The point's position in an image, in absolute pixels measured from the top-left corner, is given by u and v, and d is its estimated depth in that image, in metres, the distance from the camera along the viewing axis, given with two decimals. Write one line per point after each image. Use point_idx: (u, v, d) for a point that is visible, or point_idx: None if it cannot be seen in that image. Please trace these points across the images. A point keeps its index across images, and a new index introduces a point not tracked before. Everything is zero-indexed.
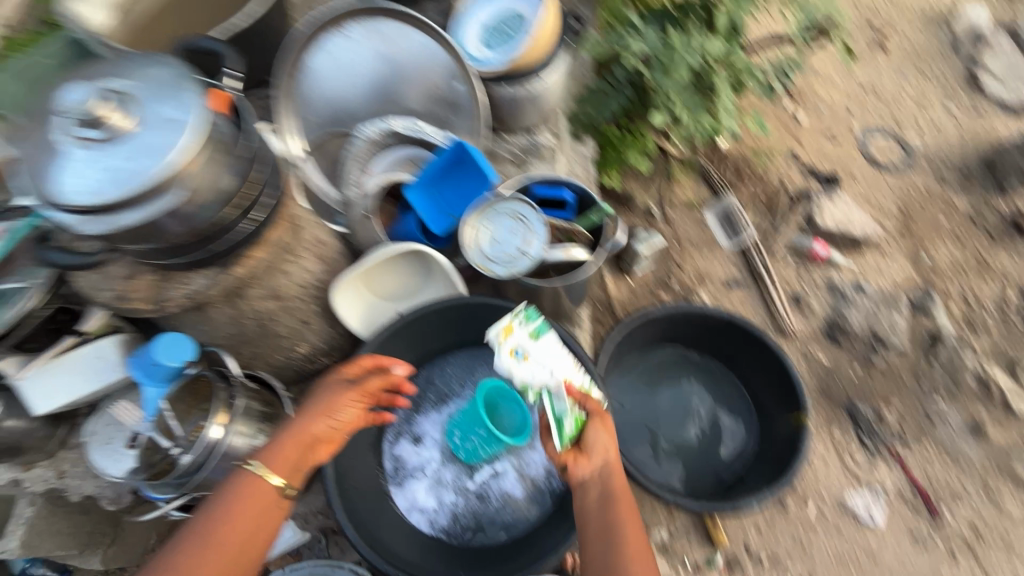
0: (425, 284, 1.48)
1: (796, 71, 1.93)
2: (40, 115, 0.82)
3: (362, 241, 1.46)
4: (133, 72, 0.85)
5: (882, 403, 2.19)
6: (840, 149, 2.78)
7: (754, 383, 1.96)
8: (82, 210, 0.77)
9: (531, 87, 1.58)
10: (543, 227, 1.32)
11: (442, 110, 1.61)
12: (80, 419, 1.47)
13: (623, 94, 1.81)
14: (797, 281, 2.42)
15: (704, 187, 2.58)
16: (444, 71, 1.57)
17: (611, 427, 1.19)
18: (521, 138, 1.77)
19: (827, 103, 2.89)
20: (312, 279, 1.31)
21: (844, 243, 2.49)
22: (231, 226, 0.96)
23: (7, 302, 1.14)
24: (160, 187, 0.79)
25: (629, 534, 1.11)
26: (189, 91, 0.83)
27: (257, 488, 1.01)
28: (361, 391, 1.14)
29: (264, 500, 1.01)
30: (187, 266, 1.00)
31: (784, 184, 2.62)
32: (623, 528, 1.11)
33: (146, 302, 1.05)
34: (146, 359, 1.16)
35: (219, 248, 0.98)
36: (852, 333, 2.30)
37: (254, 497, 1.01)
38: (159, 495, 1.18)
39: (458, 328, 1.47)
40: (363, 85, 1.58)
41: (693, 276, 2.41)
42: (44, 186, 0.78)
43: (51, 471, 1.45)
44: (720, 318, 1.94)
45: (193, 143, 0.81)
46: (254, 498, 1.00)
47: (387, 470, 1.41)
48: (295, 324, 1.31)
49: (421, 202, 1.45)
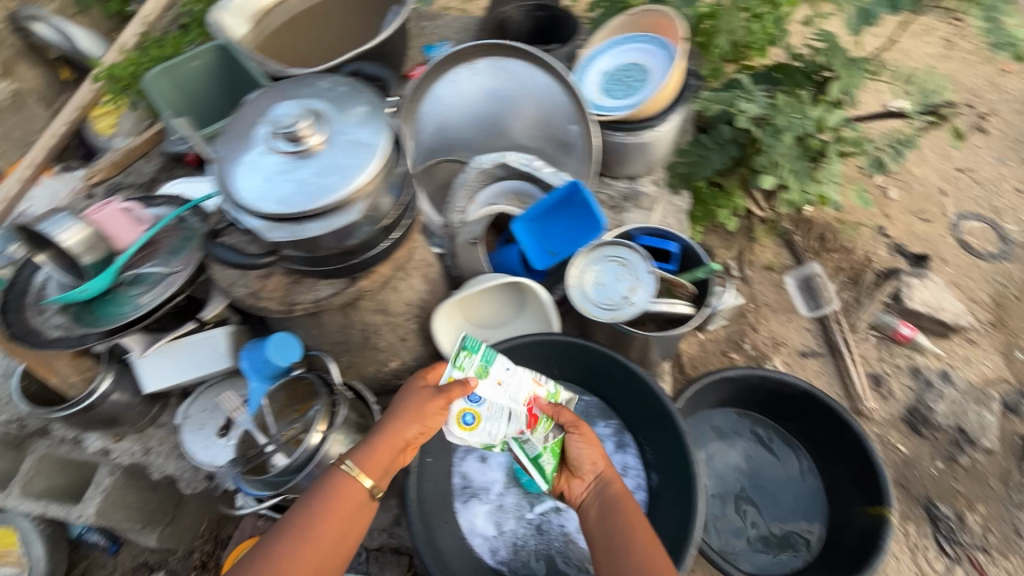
0: (518, 315, 1.50)
1: (910, 149, 1.82)
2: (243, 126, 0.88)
3: (463, 266, 1.50)
4: (332, 97, 0.90)
5: (965, 506, 2.03)
6: (932, 230, 2.67)
7: (829, 464, 1.87)
8: (271, 217, 0.79)
9: (643, 137, 1.60)
10: (650, 277, 1.31)
11: (552, 149, 1.66)
12: (174, 400, 1.53)
13: (727, 152, 1.83)
14: (878, 361, 2.31)
15: (785, 252, 2.53)
16: (560, 113, 1.62)
17: (593, 436, 1.19)
18: (622, 185, 1.80)
19: (919, 182, 2.80)
20: (417, 299, 1.34)
21: (932, 327, 2.37)
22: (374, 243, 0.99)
23: (150, 285, 1.16)
24: (344, 204, 0.81)
25: (633, 540, 1.05)
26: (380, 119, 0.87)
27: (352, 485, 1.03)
28: (447, 400, 1.09)
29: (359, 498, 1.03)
30: (322, 274, 1.06)
31: (872, 258, 2.52)
32: (629, 525, 1.07)
33: (275, 302, 1.09)
34: (257, 354, 1.21)
35: (356, 263, 1.03)
36: (935, 425, 2.16)
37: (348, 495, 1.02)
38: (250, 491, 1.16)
39: (544, 363, 1.45)
40: (480, 117, 1.66)
41: (767, 341, 2.34)
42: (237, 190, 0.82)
43: (138, 446, 1.50)
44: (799, 389, 1.87)
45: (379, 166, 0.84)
46: (350, 494, 1.02)
47: (453, 486, 1.32)
48: (394, 340, 1.34)
49: (524, 235, 1.46)
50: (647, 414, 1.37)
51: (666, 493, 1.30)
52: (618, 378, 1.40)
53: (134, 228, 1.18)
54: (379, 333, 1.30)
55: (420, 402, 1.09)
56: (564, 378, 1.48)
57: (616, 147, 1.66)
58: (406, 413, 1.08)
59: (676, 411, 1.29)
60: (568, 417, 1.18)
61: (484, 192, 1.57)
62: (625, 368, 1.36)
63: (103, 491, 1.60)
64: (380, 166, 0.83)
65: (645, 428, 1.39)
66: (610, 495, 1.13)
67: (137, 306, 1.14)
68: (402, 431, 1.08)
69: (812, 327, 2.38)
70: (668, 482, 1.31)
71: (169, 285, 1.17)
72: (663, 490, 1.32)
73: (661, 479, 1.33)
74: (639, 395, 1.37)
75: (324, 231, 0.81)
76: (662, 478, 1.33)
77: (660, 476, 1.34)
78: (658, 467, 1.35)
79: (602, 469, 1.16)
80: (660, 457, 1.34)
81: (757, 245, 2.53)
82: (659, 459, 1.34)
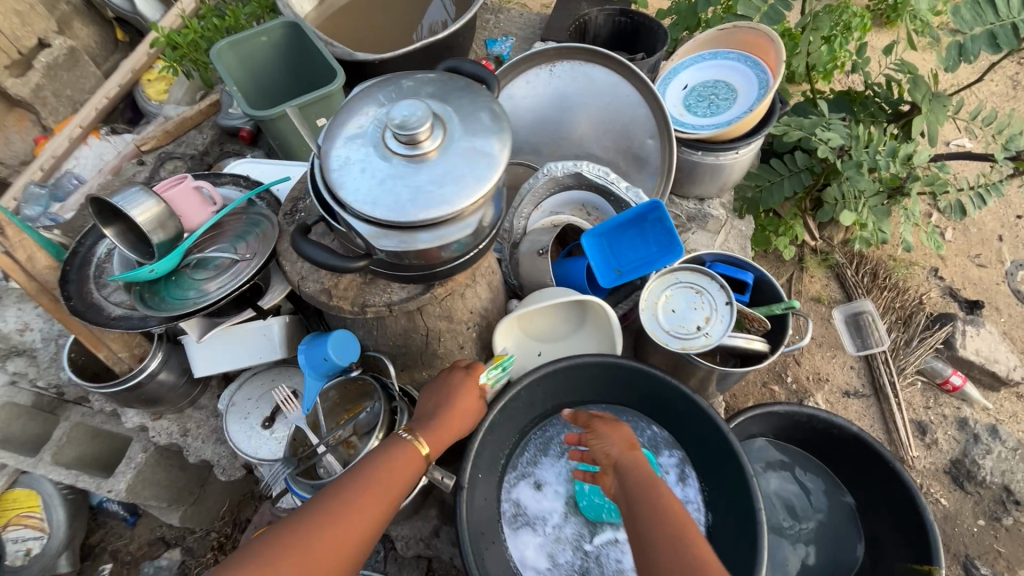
0: (578, 333, 1.45)
1: (995, 196, 1.74)
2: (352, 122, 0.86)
3: (525, 276, 1.45)
4: (444, 99, 0.88)
5: (1006, 569, 1.96)
6: (987, 275, 2.51)
7: (875, 512, 1.79)
8: (386, 224, 0.79)
9: (723, 158, 1.56)
10: (729, 309, 1.25)
11: (625, 162, 1.60)
12: (216, 383, 1.50)
13: (800, 179, 1.76)
14: (924, 408, 2.22)
15: (834, 285, 2.44)
16: (638, 124, 1.56)
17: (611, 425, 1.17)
18: (691, 205, 1.75)
19: (977, 223, 2.66)
20: (480, 307, 1.30)
21: (983, 378, 2.27)
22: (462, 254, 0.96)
23: (220, 273, 1.13)
24: (459, 217, 0.81)
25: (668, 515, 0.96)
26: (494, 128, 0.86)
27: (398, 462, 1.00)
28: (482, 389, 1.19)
29: (403, 477, 0.99)
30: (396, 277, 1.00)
31: (926, 299, 2.40)
32: (653, 497, 0.99)
33: (348, 302, 1.06)
34: (316, 352, 1.16)
35: (438, 272, 0.97)
36: (980, 480, 2.08)
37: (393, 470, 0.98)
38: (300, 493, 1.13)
39: (602, 385, 1.40)
40: (553, 122, 1.60)
41: (810, 376, 2.27)
42: (350, 190, 0.80)
43: (175, 426, 1.47)
44: (848, 432, 1.80)
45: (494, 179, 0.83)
46: (399, 471, 0.99)
47: (503, 512, 1.30)
48: (453, 347, 1.30)
49: (593, 250, 1.37)
50: (708, 450, 1.30)
51: (725, 535, 1.23)
52: (679, 408, 1.33)
53: (204, 210, 1.13)
54: (440, 339, 1.26)
55: (461, 395, 1.14)
56: (621, 402, 1.41)
57: (689, 166, 1.63)
58: (446, 403, 1.12)
59: (741, 449, 1.21)
60: (585, 418, 1.23)
61: (552, 199, 1.55)
62: (689, 399, 1.29)
63: (135, 467, 1.57)
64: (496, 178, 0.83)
65: (705, 464, 1.32)
66: (633, 473, 1.05)
67: (202, 292, 1.12)
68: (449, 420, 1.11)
69: (858, 366, 2.30)
70: (726, 523, 1.24)
71: (235, 274, 1.13)
72: (721, 531, 1.25)
73: (719, 520, 1.26)
74: (700, 430, 1.30)
75: (436, 242, 0.82)
76: (721, 519, 1.26)
77: (718, 517, 1.27)
78: (717, 507, 1.27)
79: (618, 453, 1.10)
80: (720, 496, 1.27)
81: (807, 276, 2.45)
82: (719, 499, 1.28)
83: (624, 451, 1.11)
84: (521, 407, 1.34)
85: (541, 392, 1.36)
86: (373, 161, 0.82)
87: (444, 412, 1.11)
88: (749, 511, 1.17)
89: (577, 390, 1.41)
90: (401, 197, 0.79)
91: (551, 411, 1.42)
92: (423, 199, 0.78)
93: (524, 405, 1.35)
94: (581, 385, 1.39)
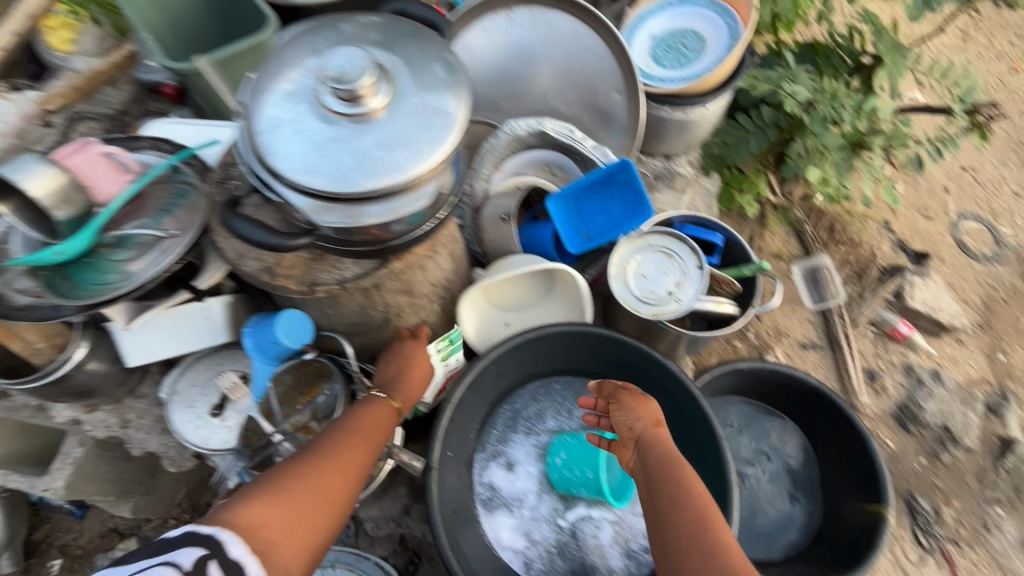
0: (546, 301, 1.40)
1: (953, 149, 1.77)
2: (285, 74, 0.75)
3: (490, 244, 1.37)
4: (395, 47, 0.78)
5: (942, 501, 2.11)
6: (933, 226, 2.54)
7: (830, 459, 1.88)
8: (329, 197, 0.71)
9: (690, 115, 1.49)
10: (701, 273, 1.22)
11: (591, 119, 1.51)
12: (155, 370, 1.38)
13: (766, 135, 1.71)
14: (875, 357, 2.31)
15: (794, 240, 2.45)
16: (605, 78, 1.47)
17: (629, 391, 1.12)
18: (658, 163, 1.70)
19: (925, 175, 2.64)
20: (442, 279, 1.22)
21: (928, 326, 2.37)
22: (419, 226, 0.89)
23: (144, 253, 1.00)
24: (412, 186, 0.73)
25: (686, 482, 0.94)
26: (454, 83, 0.77)
27: (369, 424, 1.00)
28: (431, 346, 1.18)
29: (374, 436, 0.99)
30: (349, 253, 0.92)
31: (877, 253, 2.45)
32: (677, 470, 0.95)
33: (296, 283, 0.95)
34: (265, 335, 1.06)
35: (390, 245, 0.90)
36: (922, 422, 2.21)
37: (363, 432, 0.98)
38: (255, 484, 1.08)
39: (572, 353, 1.38)
40: (515, 76, 1.48)
41: (770, 331, 2.31)
42: (285, 156, 0.71)
43: (114, 418, 1.36)
44: (808, 385, 1.86)
45: (454, 141, 0.75)
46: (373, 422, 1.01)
47: (477, 496, 1.30)
48: (416, 322, 1.23)
49: (559, 214, 1.32)
50: (677, 417, 1.31)
51: None
52: (649, 377, 1.32)
53: (117, 178, 0.97)
54: (400, 315, 1.17)
55: (418, 362, 1.15)
56: (591, 369, 1.40)
57: (658, 123, 1.55)
58: (406, 370, 1.13)
59: (711, 415, 1.23)
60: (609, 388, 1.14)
61: (514, 159, 1.46)
62: (660, 367, 1.29)
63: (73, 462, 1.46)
64: (454, 141, 0.74)
65: (674, 430, 1.33)
66: (654, 448, 1.00)
67: (125, 275, 0.99)
68: (410, 383, 1.12)
69: (814, 321, 2.35)
70: None
71: (163, 253, 1.02)
72: None
73: None
74: (670, 397, 1.31)
75: (387, 217, 0.73)
76: None
77: None
78: None
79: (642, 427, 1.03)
80: (690, 460, 1.29)
81: (767, 232, 2.45)
82: (688, 462, 1.30)
83: (650, 427, 1.03)
84: (490, 382, 1.31)
85: (510, 364, 1.34)
86: (310, 121, 0.72)
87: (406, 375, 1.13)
88: (718, 476, 1.20)
89: (548, 360, 1.39)
90: (343, 164, 0.71)
91: (520, 383, 1.40)
92: (370, 168, 0.70)
93: (493, 381, 1.32)
94: (550, 354, 1.37)
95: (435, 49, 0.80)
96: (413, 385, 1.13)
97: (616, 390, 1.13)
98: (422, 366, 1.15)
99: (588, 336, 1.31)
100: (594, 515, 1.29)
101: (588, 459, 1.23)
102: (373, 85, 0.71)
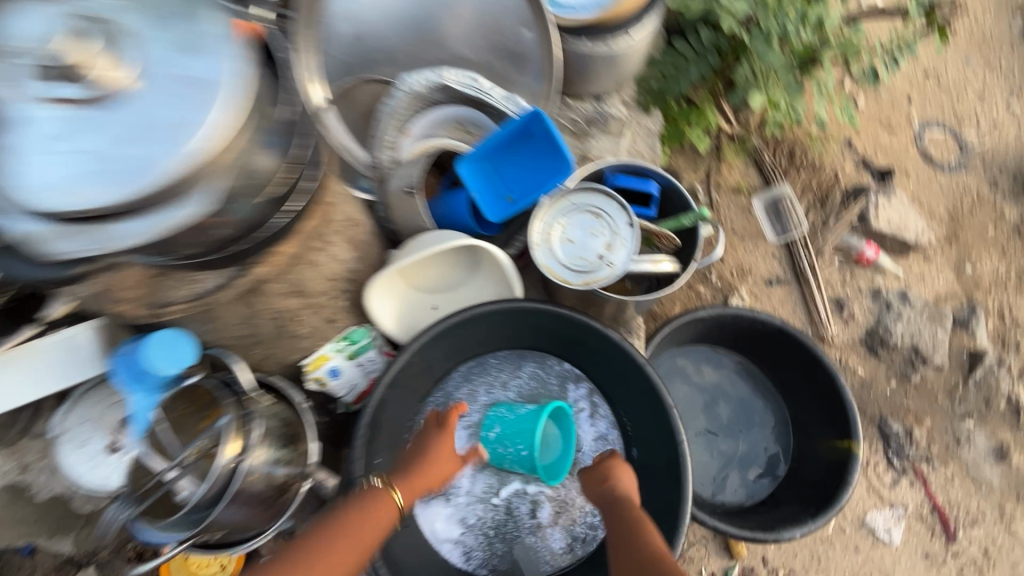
0: (473, 279, 1.25)
1: (909, 54, 1.61)
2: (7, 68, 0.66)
3: (399, 222, 1.21)
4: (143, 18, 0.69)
5: (913, 422, 2.09)
6: (896, 140, 2.40)
7: (798, 396, 1.82)
8: (84, 213, 0.66)
9: (615, 46, 1.32)
10: (632, 230, 1.08)
11: (501, 63, 1.33)
12: (46, 407, 1.23)
13: (707, 61, 1.52)
14: (842, 285, 2.22)
15: (754, 171, 2.28)
16: (510, 12, 1.28)
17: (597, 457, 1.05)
18: (588, 106, 1.53)
19: (886, 84, 2.47)
20: (342, 269, 1.07)
21: (894, 247, 2.26)
22: (262, 220, 0.84)
23: None
24: (183, 186, 0.68)
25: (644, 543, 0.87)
26: (219, 57, 0.70)
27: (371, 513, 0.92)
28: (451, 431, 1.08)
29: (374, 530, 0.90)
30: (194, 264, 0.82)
31: (840, 174, 2.30)
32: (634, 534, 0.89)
33: (140, 303, 0.80)
34: (133, 362, 0.90)
35: (235, 249, 0.83)
36: (891, 345, 2.14)
37: (362, 525, 0.90)
38: (167, 538, 0.89)
39: (508, 331, 1.25)
40: (406, 21, 1.27)
41: (734, 270, 2.18)
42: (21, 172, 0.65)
43: (11, 465, 1.23)
44: (772, 325, 1.75)
45: (226, 126, 0.70)
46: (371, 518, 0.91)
47: None
48: (319, 323, 1.09)
49: (474, 180, 1.17)
50: (626, 383, 1.20)
51: (648, 468, 1.17)
52: (593, 345, 1.21)
53: None
54: (295, 317, 1.03)
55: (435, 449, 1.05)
56: (530, 343, 1.29)
57: (579, 60, 1.37)
58: (419, 459, 1.04)
59: (659, 382, 1.12)
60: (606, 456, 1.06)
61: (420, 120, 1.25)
62: (600, 336, 1.17)
63: None
64: (225, 129, 0.69)
65: (623, 398, 1.23)
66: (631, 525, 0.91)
67: None
68: (424, 470, 1.02)
69: (779, 254, 2.23)
70: (649, 457, 1.17)
71: None
72: (645, 467, 1.18)
73: (642, 454, 1.19)
74: (616, 365, 1.20)
75: (162, 228, 0.69)
76: (643, 453, 1.19)
77: (643, 451, 1.19)
78: (641, 441, 1.20)
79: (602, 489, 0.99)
80: (641, 430, 1.20)
81: (725, 166, 2.27)
82: (638, 431, 1.21)
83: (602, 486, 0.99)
84: (417, 375, 1.17)
85: (439, 352, 1.21)
86: (42, 124, 0.65)
87: (422, 462, 1.04)
88: (672, 444, 1.11)
89: (482, 341, 1.26)
90: (92, 172, 0.65)
91: (454, 368, 1.28)
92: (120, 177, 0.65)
93: (421, 371, 1.18)
94: (484, 335, 1.23)
95: (197, 15, 0.72)
96: (423, 474, 1.02)
97: (600, 455, 1.06)
98: (438, 453, 1.05)
99: (519, 312, 1.17)
100: (529, 491, 1.26)
101: (522, 435, 1.18)
102: (106, 60, 0.65)
